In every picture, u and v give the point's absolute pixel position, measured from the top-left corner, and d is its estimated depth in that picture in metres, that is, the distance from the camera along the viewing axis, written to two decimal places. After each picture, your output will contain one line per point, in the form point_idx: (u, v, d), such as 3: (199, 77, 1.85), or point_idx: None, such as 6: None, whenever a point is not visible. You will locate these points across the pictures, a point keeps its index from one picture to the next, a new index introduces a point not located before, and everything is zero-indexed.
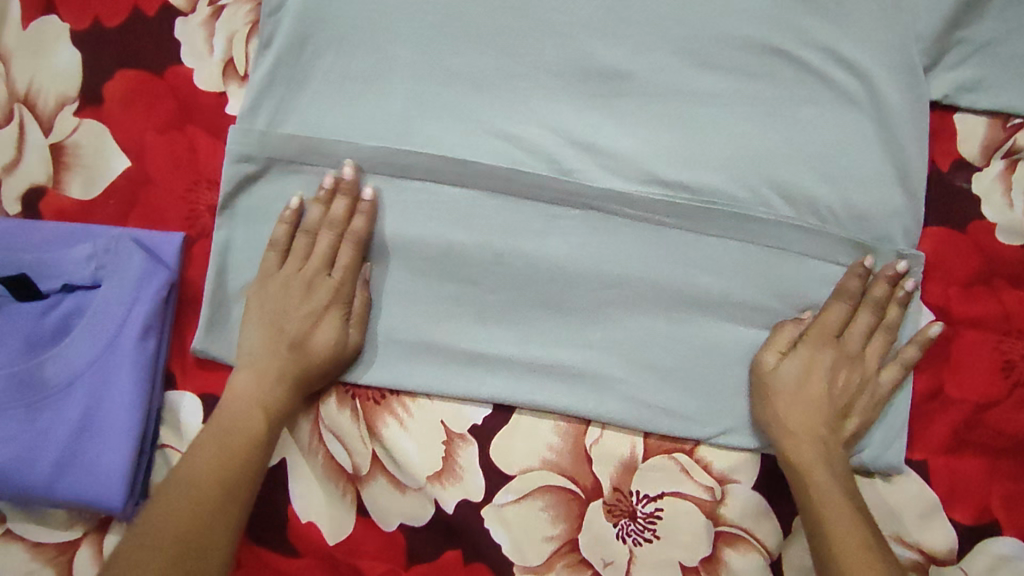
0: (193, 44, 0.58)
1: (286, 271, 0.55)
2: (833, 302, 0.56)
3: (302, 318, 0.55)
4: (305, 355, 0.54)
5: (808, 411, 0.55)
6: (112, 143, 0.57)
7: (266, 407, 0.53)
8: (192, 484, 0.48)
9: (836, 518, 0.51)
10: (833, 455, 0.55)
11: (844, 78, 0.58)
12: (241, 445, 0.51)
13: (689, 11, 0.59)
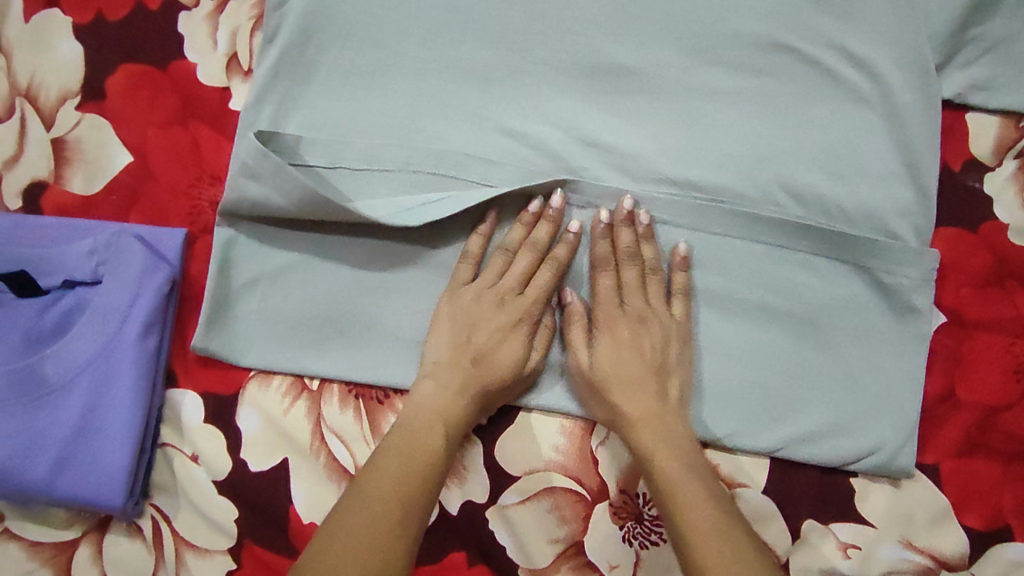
0: (196, 38, 0.58)
1: (482, 283, 0.54)
2: (597, 272, 0.55)
3: (492, 334, 0.53)
4: (498, 373, 0.52)
5: (626, 381, 0.53)
6: (114, 138, 0.56)
7: (447, 422, 0.50)
8: (381, 502, 0.45)
9: (685, 491, 0.48)
10: (668, 426, 0.51)
11: (855, 75, 0.58)
12: (423, 463, 0.48)
13: (698, 8, 0.58)
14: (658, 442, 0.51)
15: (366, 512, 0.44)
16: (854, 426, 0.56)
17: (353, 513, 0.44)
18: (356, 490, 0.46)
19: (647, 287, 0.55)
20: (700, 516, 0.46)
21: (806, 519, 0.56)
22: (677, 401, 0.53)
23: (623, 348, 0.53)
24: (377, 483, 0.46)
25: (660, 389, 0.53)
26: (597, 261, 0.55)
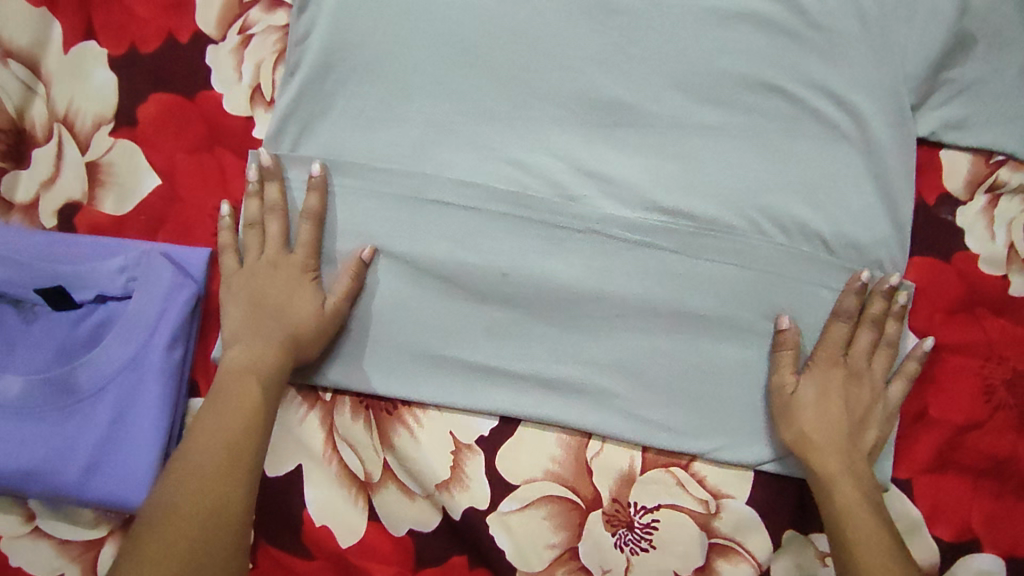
0: (222, 70, 0.61)
1: (248, 261, 0.58)
2: (832, 321, 0.60)
3: (281, 291, 0.57)
4: (285, 324, 0.56)
5: (826, 422, 0.57)
6: (145, 162, 0.60)
7: (259, 372, 0.54)
8: (202, 478, 0.48)
9: (860, 530, 0.53)
10: (859, 468, 0.57)
11: (836, 114, 0.62)
12: (238, 432, 0.51)
13: (690, 49, 0.63)
14: (845, 483, 0.55)
15: (191, 490, 0.47)
16: None
17: (178, 493, 0.47)
18: (176, 469, 0.49)
19: (872, 350, 0.60)
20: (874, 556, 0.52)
21: (787, 529, 0.60)
22: (871, 449, 0.58)
23: (839, 398, 0.58)
24: (199, 462, 0.49)
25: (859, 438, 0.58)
26: (839, 310, 0.59)
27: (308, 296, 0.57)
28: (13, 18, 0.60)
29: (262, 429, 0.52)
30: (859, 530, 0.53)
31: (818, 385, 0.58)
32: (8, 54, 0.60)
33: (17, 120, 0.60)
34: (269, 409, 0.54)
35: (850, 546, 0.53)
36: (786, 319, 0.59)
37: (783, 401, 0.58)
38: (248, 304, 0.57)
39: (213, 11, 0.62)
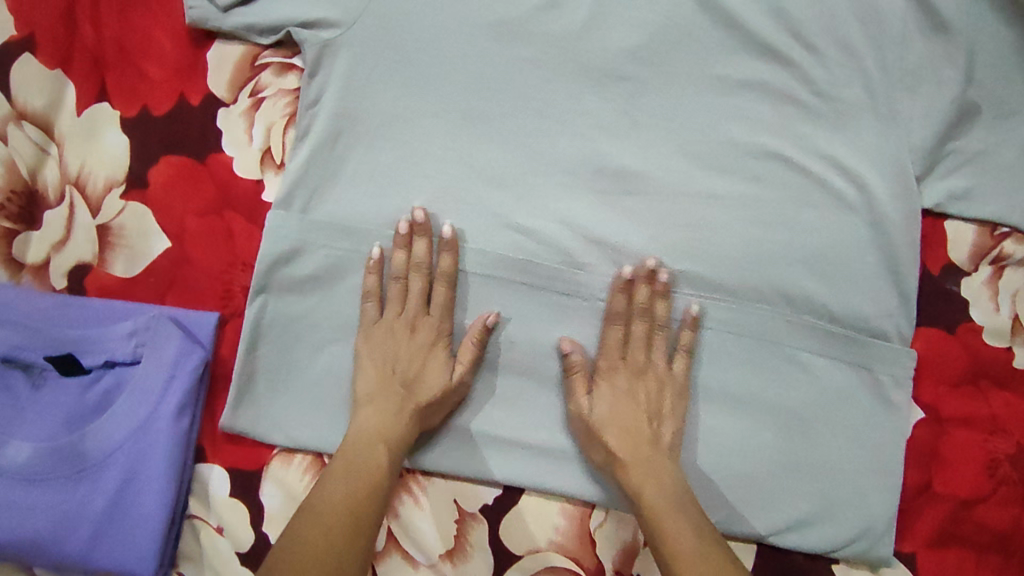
0: (233, 133, 0.62)
1: (389, 316, 0.59)
2: (609, 325, 0.60)
3: (413, 357, 0.58)
4: (427, 390, 0.57)
5: (624, 431, 0.58)
6: (155, 225, 0.61)
7: (387, 441, 0.56)
8: (322, 540, 0.50)
9: (682, 541, 0.52)
10: (655, 467, 0.57)
11: (843, 185, 0.62)
12: (362, 495, 0.53)
13: (698, 117, 0.63)
14: (653, 492, 0.55)
15: (312, 551, 0.49)
16: (837, 514, 0.59)
17: (300, 549, 0.49)
18: (297, 523, 0.51)
19: (651, 343, 0.60)
20: (689, 562, 0.51)
21: None
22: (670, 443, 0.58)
23: (625, 399, 0.59)
24: (323, 522, 0.51)
25: (655, 435, 0.58)
26: (611, 314, 0.60)
27: (442, 363, 0.58)
28: (27, 79, 0.61)
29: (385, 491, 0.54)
30: (679, 538, 0.52)
31: (608, 383, 0.59)
32: (22, 115, 0.61)
33: (30, 181, 0.61)
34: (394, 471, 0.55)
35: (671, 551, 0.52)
36: (679, 343, 0.59)
37: (581, 409, 0.58)
38: (382, 364, 0.58)
39: (225, 73, 0.62)
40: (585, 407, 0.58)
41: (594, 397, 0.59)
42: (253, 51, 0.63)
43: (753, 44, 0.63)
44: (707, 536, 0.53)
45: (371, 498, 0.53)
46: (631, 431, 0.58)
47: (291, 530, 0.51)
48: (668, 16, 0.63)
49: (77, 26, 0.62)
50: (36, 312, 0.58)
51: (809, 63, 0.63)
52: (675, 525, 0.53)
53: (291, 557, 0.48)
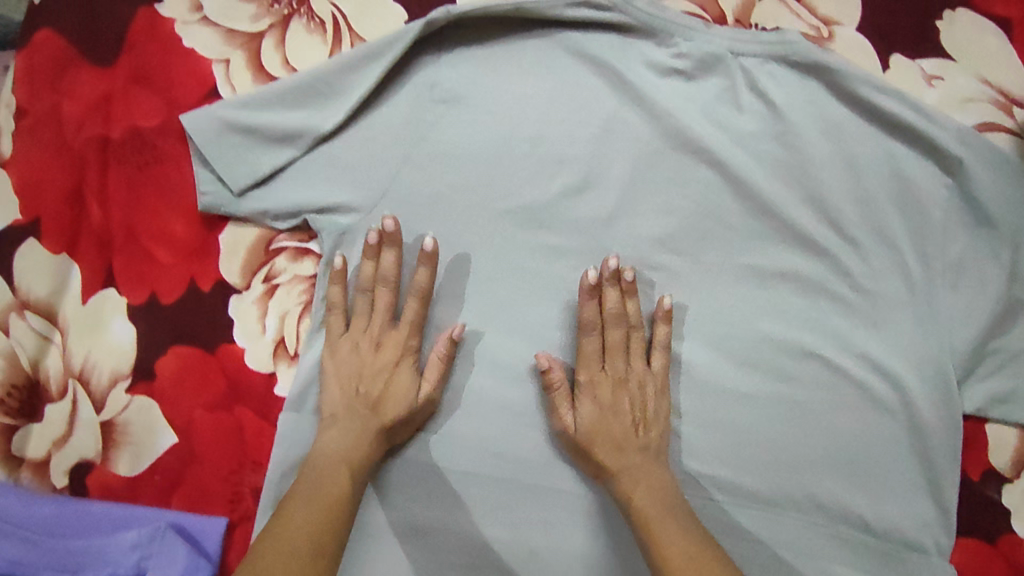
0: (246, 323, 0.59)
1: (354, 330, 0.57)
2: (582, 336, 0.58)
3: (378, 376, 0.55)
4: (390, 406, 0.55)
5: (611, 444, 0.55)
6: (162, 420, 0.58)
7: (349, 462, 0.52)
8: (278, 559, 0.45)
9: (671, 543, 0.50)
10: (653, 478, 0.54)
11: (882, 387, 0.59)
12: (320, 513, 0.49)
13: (732, 309, 0.60)
14: (646, 498, 0.53)
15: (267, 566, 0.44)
16: None
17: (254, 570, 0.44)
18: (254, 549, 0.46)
19: (628, 345, 0.58)
20: (678, 563, 0.49)
21: None
22: (658, 447, 0.56)
23: (613, 410, 0.57)
24: (279, 540, 0.46)
25: (645, 443, 0.56)
26: (583, 324, 0.58)
27: (408, 376, 0.56)
28: (31, 266, 0.58)
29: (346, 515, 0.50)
30: (670, 549, 0.50)
31: (590, 384, 0.57)
32: (25, 304, 0.58)
33: (32, 374, 0.58)
34: (356, 495, 0.52)
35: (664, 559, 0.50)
36: (545, 358, 0.56)
37: (568, 421, 0.56)
38: (347, 378, 0.56)
39: (238, 259, 0.60)
40: (570, 418, 0.57)
41: (576, 407, 0.57)
42: (268, 235, 0.60)
43: (789, 232, 0.60)
44: (704, 548, 0.50)
45: (331, 518, 0.49)
46: (622, 443, 0.55)
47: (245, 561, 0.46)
48: (700, 203, 0.60)
49: (84, 207, 0.59)
50: (36, 523, 0.54)
51: (848, 256, 0.60)
52: (665, 533, 0.51)
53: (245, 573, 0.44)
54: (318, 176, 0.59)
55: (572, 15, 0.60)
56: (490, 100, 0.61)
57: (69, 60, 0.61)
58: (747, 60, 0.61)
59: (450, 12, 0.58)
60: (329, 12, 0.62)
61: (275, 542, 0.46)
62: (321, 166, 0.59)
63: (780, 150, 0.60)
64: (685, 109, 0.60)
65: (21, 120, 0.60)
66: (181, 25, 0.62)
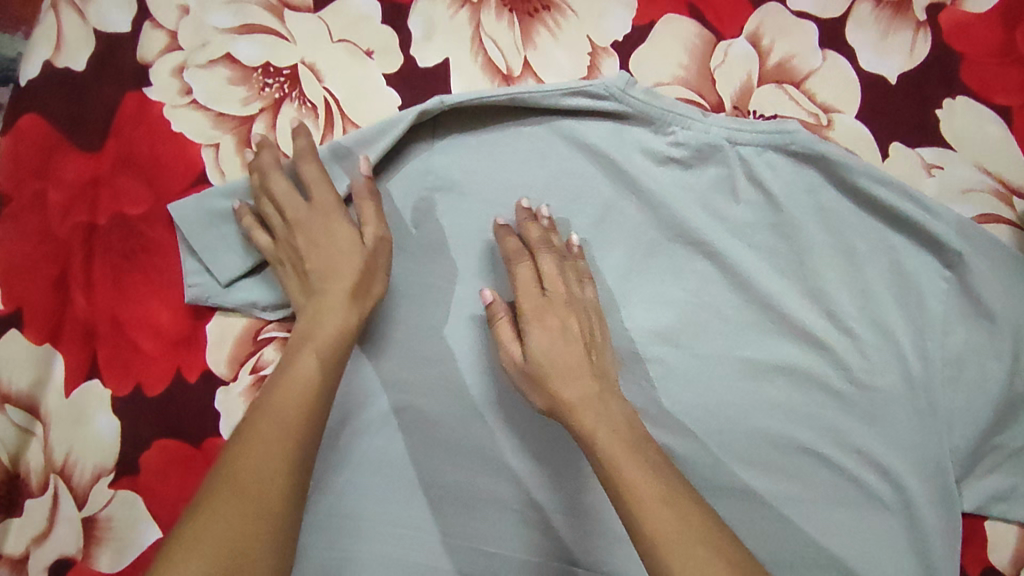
0: (233, 415, 0.57)
1: (277, 236, 0.54)
2: (513, 266, 0.53)
3: (317, 236, 0.52)
4: (341, 280, 0.51)
5: (563, 365, 0.48)
6: (146, 514, 0.57)
7: (321, 355, 0.48)
8: (237, 492, 0.40)
9: (639, 487, 0.41)
10: (609, 407, 0.46)
11: (881, 485, 0.56)
12: (286, 445, 0.43)
13: (731, 402, 0.57)
14: (612, 446, 0.44)
15: (223, 505, 0.39)
16: None
17: (213, 507, 0.39)
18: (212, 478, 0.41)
19: (565, 273, 0.53)
20: (655, 509, 0.41)
21: None
22: (610, 373, 0.49)
23: (566, 352, 0.49)
24: (241, 476, 0.41)
25: (598, 365, 0.49)
26: (509, 255, 0.54)
27: (360, 268, 0.52)
28: (14, 358, 0.57)
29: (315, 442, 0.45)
30: (655, 508, 0.41)
31: (536, 321, 0.50)
32: (5, 396, 0.57)
33: (12, 468, 0.56)
34: (325, 395, 0.47)
35: (639, 525, 0.41)
36: (489, 293, 0.53)
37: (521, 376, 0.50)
38: (296, 262, 0.53)
39: (224, 351, 0.58)
40: (521, 376, 0.50)
41: (517, 372, 0.50)
42: (255, 326, 0.58)
43: (786, 325, 0.58)
44: (679, 498, 0.41)
45: (298, 451, 0.43)
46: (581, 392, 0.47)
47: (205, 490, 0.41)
48: (696, 294, 0.58)
49: (68, 297, 0.58)
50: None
51: (847, 349, 0.57)
52: (636, 503, 0.41)
53: (199, 518, 0.39)
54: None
55: (568, 103, 0.58)
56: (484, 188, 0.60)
57: (55, 144, 0.59)
58: (744, 149, 0.59)
59: (444, 101, 0.57)
60: (321, 96, 0.61)
61: (236, 478, 0.41)
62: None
63: (778, 241, 0.59)
64: (682, 198, 0.59)
65: (4, 206, 0.59)
66: (169, 109, 0.61)
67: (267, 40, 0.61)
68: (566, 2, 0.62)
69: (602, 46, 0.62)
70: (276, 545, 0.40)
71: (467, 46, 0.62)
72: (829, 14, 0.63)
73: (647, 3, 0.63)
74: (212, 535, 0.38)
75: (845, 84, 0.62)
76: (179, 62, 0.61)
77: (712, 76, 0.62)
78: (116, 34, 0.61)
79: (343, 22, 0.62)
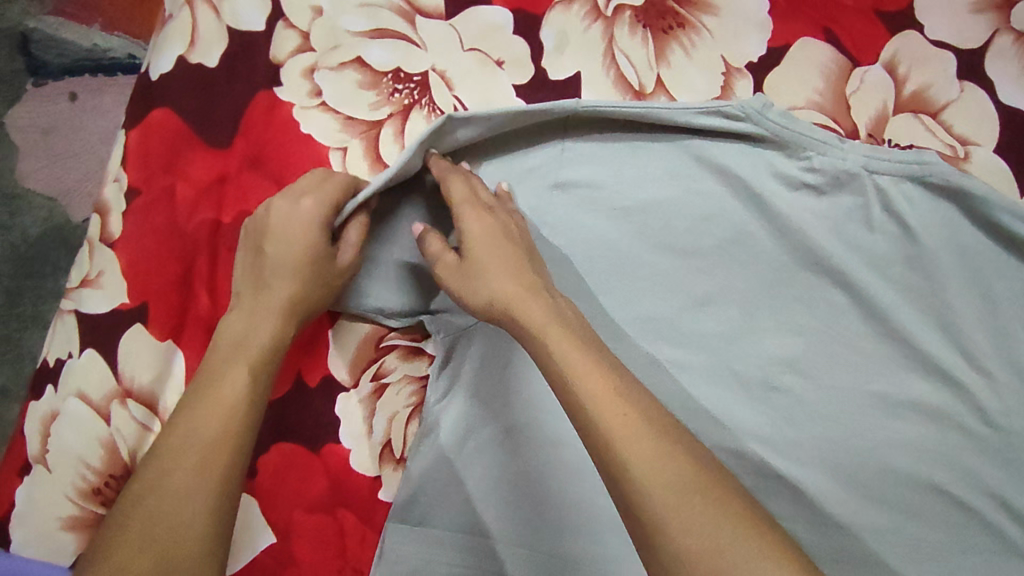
0: (352, 423, 0.57)
1: (263, 211, 0.55)
2: (449, 179, 0.53)
3: (290, 242, 0.53)
4: (292, 293, 0.52)
5: (506, 265, 0.49)
6: (260, 518, 0.55)
7: (250, 362, 0.49)
8: (152, 506, 0.42)
9: (592, 380, 0.42)
10: (549, 299, 0.48)
11: (1013, 529, 0.55)
12: (197, 460, 0.44)
13: (857, 435, 0.57)
14: (556, 342, 0.44)
15: (139, 523, 0.42)
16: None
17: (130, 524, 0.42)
18: (131, 498, 0.43)
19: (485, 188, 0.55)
20: (604, 395, 0.41)
21: None
22: (539, 265, 0.52)
23: (494, 262, 0.50)
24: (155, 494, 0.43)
25: (529, 252, 0.52)
26: (441, 172, 0.53)
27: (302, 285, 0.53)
28: (136, 353, 0.57)
29: (246, 452, 0.46)
30: (607, 398, 0.41)
31: (473, 220, 0.51)
32: (127, 391, 0.57)
33: (130, 464, 0.56)
34: (256, 402, 0.48)
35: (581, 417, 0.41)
36: (417, 225, 0.53)
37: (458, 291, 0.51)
38: (256, 248, 0.55)
39: (348, 354, 0.58)
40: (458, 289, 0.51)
41: (451, 281, 0.51)
42: (379, 331, 0.59)
43: (920, 362, 0.57)
44: (623, 388, 0.42)
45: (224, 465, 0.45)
46: (506, 288, 0.49)
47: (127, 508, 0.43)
48: (825, 323, 0.58)
49: (193, 294, 0.58)
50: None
51: (981, 390, 0.56)
52: (579, 393, 0.42)
53: (120, 539, 0.41)
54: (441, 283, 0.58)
55: (699, 122, 0.57)
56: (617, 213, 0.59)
57: (184, 140, 0.60)
58: (882, 179, 0.57)
59: (579, 104, 0.55)
60: (450, 104, 0.61)
61: (152, 501, 0.42)
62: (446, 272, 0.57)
63: (913, 274, 0.58)
64: (817, 225, 0.58)
65: (132, 198, 0.59)
66: (299, 110, 0.61)
67: (398, 45, 0.61)
68: (700, 21, 0.62)
69: (736, 66, 0.62)
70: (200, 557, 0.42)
71: (599, 60, 0.61)
72: (969, 45, 0.61)
73: (782, 26, 0.62)
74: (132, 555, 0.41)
75: (984, 117, 0.60)
76: (310, 63, 0.61)
77: (848, 102, 0.61)
78: (250, 32, 0.61)
79: (476, 31, 0.62)
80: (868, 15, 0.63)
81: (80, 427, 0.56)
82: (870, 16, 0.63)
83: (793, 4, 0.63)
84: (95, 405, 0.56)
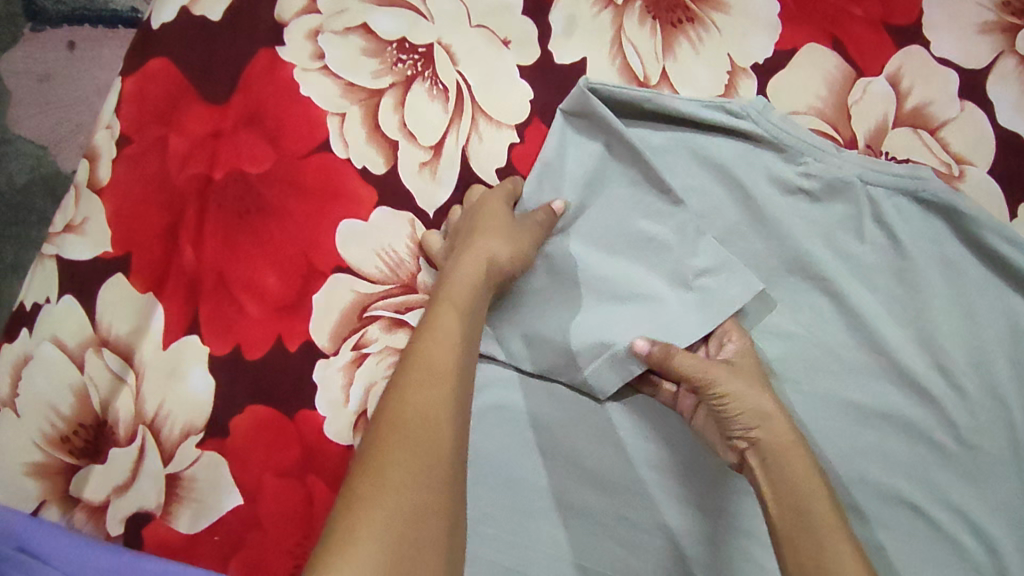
0: (330, 391, 0.56)
1: (499, 205, 0.56)
2: (677, 352, 0.52)
3: (506, 228, 0.54)
4: (490, 278, 0.52)
5: (752, 398, 0.50)
6: (231, 479, 0.55)
7: (462, 323, 0.48)
8: (414, 450, 0.41)
9: (816, 504, 0.44)
10: (792, 455, 0.47)
11: (975, 544, 0.55)
12: (442, 410, 0.43)
13: (829, 442, 0.57)
14: (793, 473, 0.46)
15: (396, 475, 0.40)
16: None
17: (384, 472, 0.40)
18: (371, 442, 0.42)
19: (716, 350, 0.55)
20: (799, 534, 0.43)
21: None
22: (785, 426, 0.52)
23: (748, 385, 0.51)
24: (393, 450, 0.41)
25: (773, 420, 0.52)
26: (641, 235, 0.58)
27: (505, 256, 0.53)
28: (117, 302, 0.56)
29: (461, 425, 0.44)
30: (826, 526, 0.43)
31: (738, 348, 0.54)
32: (103, 341, 0.56)
33: (101, 414, 0.55)
34: (466, 356, 0.47)
35: (790, 530, 0.43)
36: (644, 343, 0.53)
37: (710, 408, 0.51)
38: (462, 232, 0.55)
39: (330, 322, 0.57)
40: (699, 387, 0.51)
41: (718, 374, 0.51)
42: (362, 301, 0.57)
43: (897, 374, 0.57)
44: (841, 526, 0.43)
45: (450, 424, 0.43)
46: (768, 413, 0.49)
47: (365, 454, 0.41)
48: (808, 329, 0.59)
49: (178, 247, 0.57)
50: (56, 558, 0.50)
51: (952, 403, 0.57)
52: (794, 508, 0.44)
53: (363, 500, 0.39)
54: (552, 299, 0.58)
55: (704, 115, 0.58)
56: (609, 212, 0.59)
57: (181, 92, 0.59)
58: (875, 190, 0.58)
59: (594, 89, 0.58)
60: (454, 80, 0.60)
61: (392, 467, 0.40)
62: (558, 269, 0.58)
63: (897, 286, 0.58)
64: (806, 230, 0.59)
65: (124, 146, 0.58)
66: (300, 72, 0.60)
67: (406, 15, 0.61)
68: (710, 18, 0.62)
69: (742, 66, 0.62)
70: (437, 534, 0.40)
71: (606, 49, 0.61)
72: (972, 65, 0.62)
73: (790, 29, 0.62)
74: (400, 505, 0.39)
75: (980, 137, 0.61)
76: (315, 26, 0.61)
77: (849, 111, 0.61)
78: None
79: (485, 8, 0.62)
80: (875, 25, 0.63)
81: (54, 372, 0.55)
82: (878, 27, 0.63)
83: (802, 8, 0.63)
84: (71, 352, 0.56)
